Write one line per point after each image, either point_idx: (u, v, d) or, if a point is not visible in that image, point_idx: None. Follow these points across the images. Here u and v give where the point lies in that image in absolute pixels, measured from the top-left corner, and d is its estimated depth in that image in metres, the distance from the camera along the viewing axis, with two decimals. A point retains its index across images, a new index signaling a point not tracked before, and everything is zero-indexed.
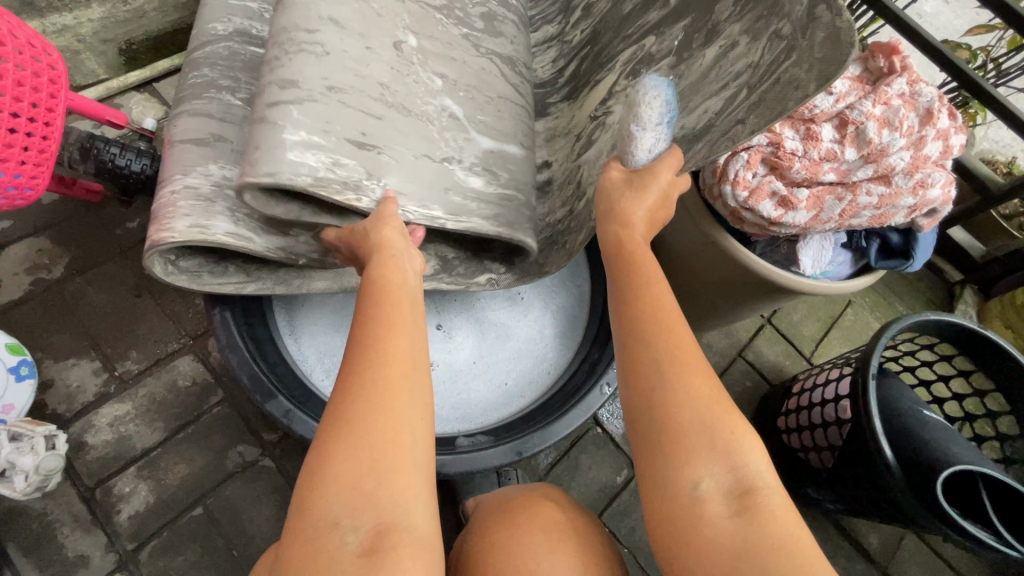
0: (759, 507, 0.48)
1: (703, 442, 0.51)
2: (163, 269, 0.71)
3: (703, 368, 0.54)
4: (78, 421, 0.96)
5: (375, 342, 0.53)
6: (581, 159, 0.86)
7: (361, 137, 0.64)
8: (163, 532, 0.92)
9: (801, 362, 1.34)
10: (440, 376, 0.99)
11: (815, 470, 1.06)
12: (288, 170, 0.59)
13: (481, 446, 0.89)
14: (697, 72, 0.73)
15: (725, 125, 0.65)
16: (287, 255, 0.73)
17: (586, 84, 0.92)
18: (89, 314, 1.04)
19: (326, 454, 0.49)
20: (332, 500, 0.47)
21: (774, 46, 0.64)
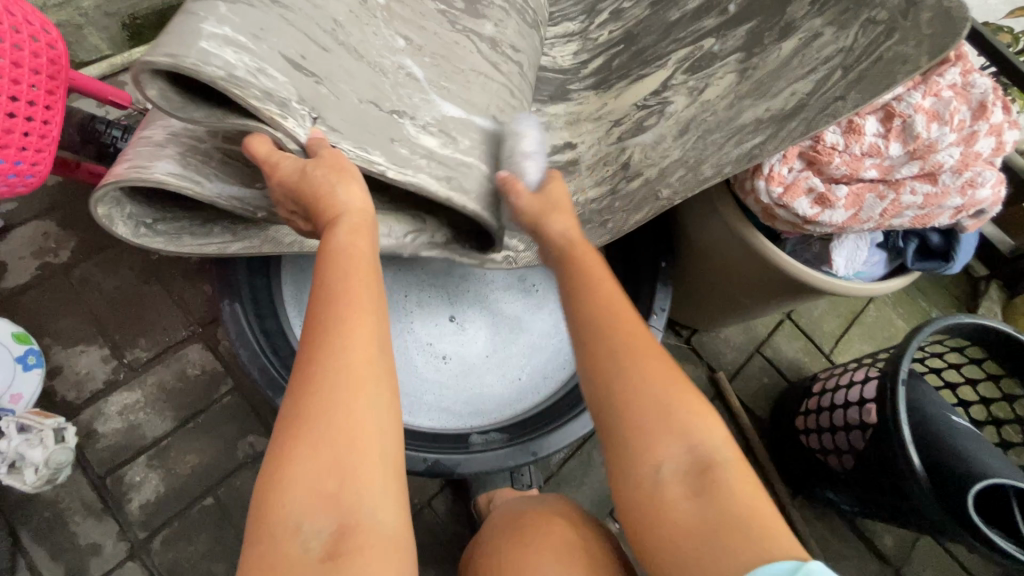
0: (714, 483, 0.48)
1: (658, 423, 0.51)
2: (133, 230, 0.66)
3: (650, 351, 0.54)
4: (88, 408, 0.95)
5: (338, 332, 0.49)
6: (633, 140, 0.86)
7: (300, 59, 0.59)
8: (174, 521, 0.92)
9: (820, 359, 1.30)
10: (453, 369, 0.97)
11: (833, 472, 1.04)
12: (199, 58, 0.51)
13: (495, 442, 0.88)
14: (775, 63, 0.77)
15: (822, 104, 0.69)
16: (244, 206, 0.65)
17: (624, 75, 0.91)
18: (98, 299, 1.02)
19: (284, 452, 0.46)
20: (293, 502, 0.45)
21: (870, 30, 0.70)
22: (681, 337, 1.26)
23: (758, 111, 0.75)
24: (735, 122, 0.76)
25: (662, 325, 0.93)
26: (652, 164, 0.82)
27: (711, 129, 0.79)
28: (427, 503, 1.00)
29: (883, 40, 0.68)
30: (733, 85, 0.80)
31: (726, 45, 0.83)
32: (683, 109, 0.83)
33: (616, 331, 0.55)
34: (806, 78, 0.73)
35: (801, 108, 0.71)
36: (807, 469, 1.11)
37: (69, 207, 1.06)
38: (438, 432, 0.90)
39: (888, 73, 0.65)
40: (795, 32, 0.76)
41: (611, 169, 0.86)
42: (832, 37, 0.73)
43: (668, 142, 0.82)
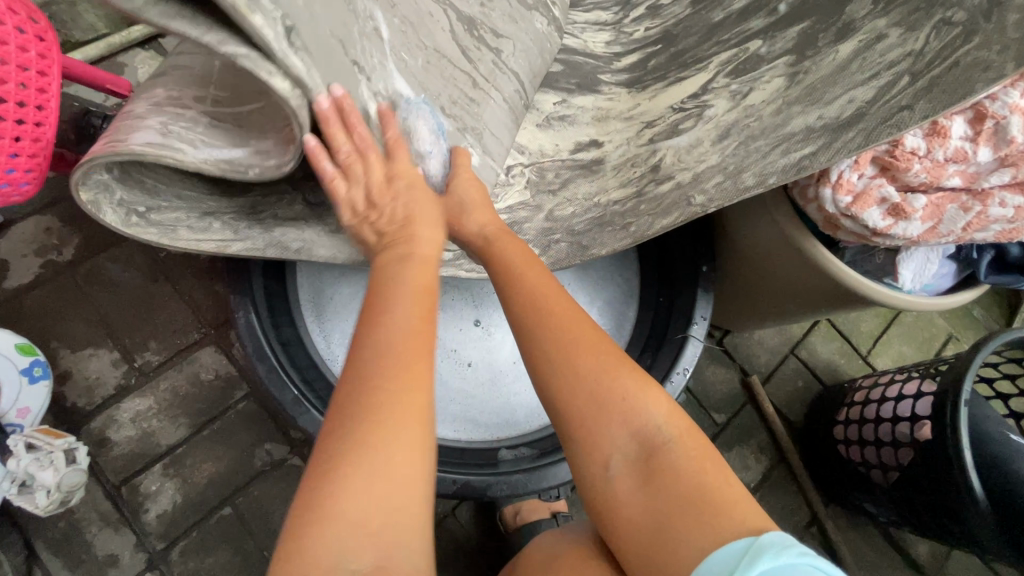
0: (661, 468, 0.52)
1: (597, 416, 0.54)
2: (124, 220, 0.59)
3: (585, 347, 0.56)
4: (99, 415, 0.91)
5: (404, 361, 0.47)
6: (669, 141, 0.77)
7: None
8: (193, 531, 0.89)
9: (857, 361, 1.24)
10: (481, 376, 0.93)
11: (876, 485, 0.99)
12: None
13: (526, 458, 0.83)
14: (828, 69, 0.67)
15: (884, 114, 0.61)
16: (232, 168, 0.53)
17: (659, 78, 0.83)
18: (106, 300, 0.97)
19: (334, 489, 0.42)
20: (338, 542, 0.42)
21: (944, 33, 0.60)
22: (713, 337, 1.21)
23: (809, 118, 0.67)
24: (780, 130, 0.69)
25: (704, 334, 0.87)
26: (686, 168, 0.75)
27: (757, 135, 0.71)
28: (451, 512, 0.96)
29: (958, 44, 0.58)
30: (782, 90, 0.71)
31: (772, 48, 0.73)
32: (723, 115, 0.75)
33: (544, 331, 0.56)
34: (875, 79, 0.64)
35: (858, 120, 0.63)
36: (844, 478, 1.07)
37: (68, 201, 1.00)
38: (467, 446, 0.87)
39: (963, 81, 0.57)
40: (855, 33, 0.66)
41: (637, 173, 0.79)
42: (898, 36, 0.63)
43: (706, 147, 0.74)
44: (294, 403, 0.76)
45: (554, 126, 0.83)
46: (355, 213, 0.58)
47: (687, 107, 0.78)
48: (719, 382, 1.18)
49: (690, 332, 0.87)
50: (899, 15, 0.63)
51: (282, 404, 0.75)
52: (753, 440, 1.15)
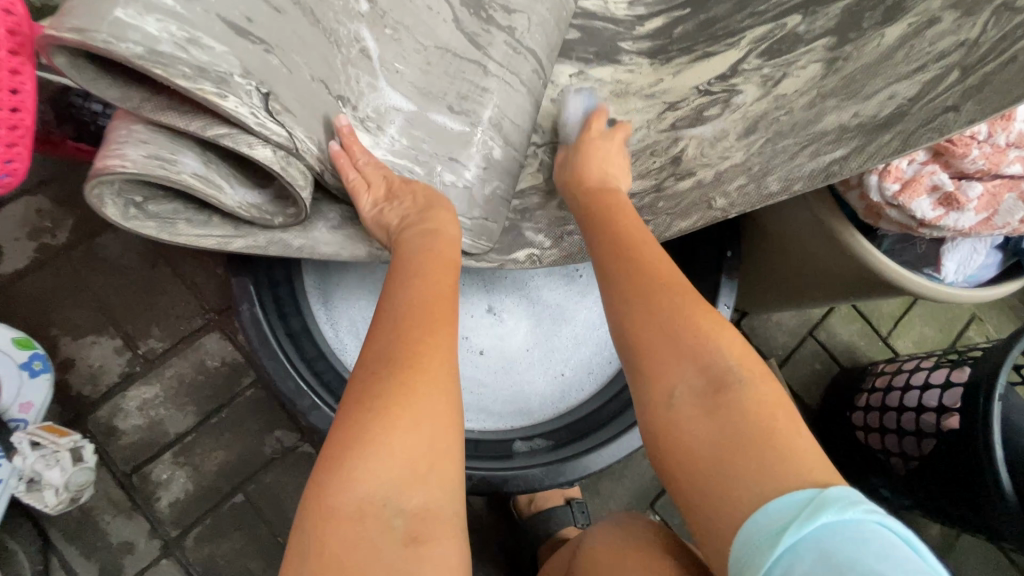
0: (729, 402, 0.48)
1: (670, 349, 0.51)
2: (122, 211, 0.56)
3: (665, 287, 0.55)
4: (105, 404, 0.90)
5: (429, 320, 0.51)
6: (689, 131, 0.73)
7: (245, 23, 0.51)
8: (206, 519, 0.89)
9: (877, 344, 1.21)
10: (492, 364, 0.89)
11: (895, 473, 0.98)
12: (114, 31, 0.44)
13: (542, 452, 0.81)
14: (871, 56, 0.62)
15: (926, 115, 0.55)
16: (260, 214, 0.59)
17: (687, 51, 0.77)
18: (106, 285, 0.94)
19: (382, 434, 0.45)
20: (371, 472, 0.44)
21: (1003, 21, 0.53)
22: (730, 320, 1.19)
23: (844, 114, 0.62)
24: (814, 127, 0.63)
25: None
26: (707, 163, 0.70)
27: (784, 133, 0.66)
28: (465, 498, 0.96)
29: (1018, 36, 0.52)
30: (816, 80, 0.66)
31: (813, 26, 0.68)
32: (754, 104, 0.70)
33: (623, 268, 0.58)
34: (921, 73, 0.58)
35: (897, 121, 0.57)
36: (860, 462, 1.05)
37: (60, 181, 0.95)
38: (479, 437, 0.84)
39: (1009, 89, 0.50)
40: (905, 14, 0.61)
41: (656, 164, 0.75)
42: (952, 23, 0.57)
43: (730, 141, 0.69)
44: (304, 404, 0.73)
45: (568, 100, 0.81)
46: (375, 205, 0.62)
47: (713, 89, 0.74)
48: None
49: None
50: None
51: (293, 400, 0.73)
52: None
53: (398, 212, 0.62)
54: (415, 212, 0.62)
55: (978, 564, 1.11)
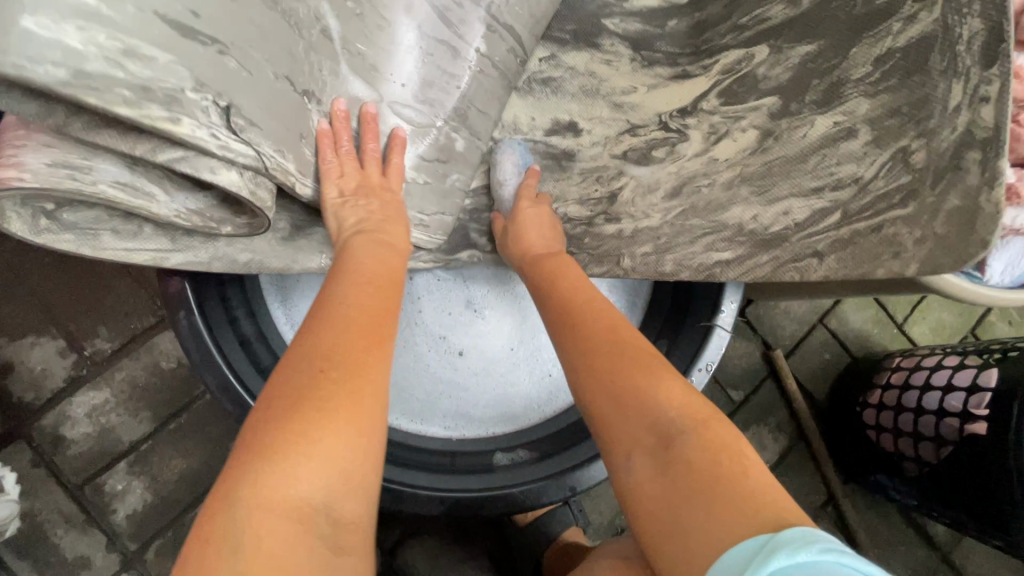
0: (677, 452, 0.43)
1: (617, 400, 0.48)
2: (33, 225, 0.48)
3: (609, 343, 0.53)
4: (51, 411, 0.82)
5: (376, 333, 0.49)
6: (633, 169, 0.70)
7: (191, 19, 0.42)
8: (167, 531, 0.83)
9: (891, 331, 1.13)
10: (473, 366, 0.81)
11: (906, 476, 0.91)
12: (22, 49, 0.36)
13: (522, 467, 0.73)
14: (793, 149, 0.60)
15: (796, 250, 0.60)
16: (204, 223, 0.50)
17: (669, 63, 0.72)
18: (43, 281, 0.85)
19: (304, 438, 0.41)
20: (312, 470, 0.40)
21: (896, 171, 0.54)
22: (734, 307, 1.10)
23: (751, 205, 0.62)
24: (719, 214, 0.64)
25: (732, 324, 0.74)
26: (632, 214, 0.69)
27: (696, 210, 0.66)
28: None
29: (893, 202, 0.54)
30: (746, 153, 0.64)
31: (773, 70, 0.64)
32: (690, 161, 0.67)
33: (564, 334, 0.57)
34: (820, 195, 0.59)
35: (778, 244, 0.61)
36: (865, 459, 0.99)
37: None
38: (455, 449, 0.77)
39: (872, 256, 0.55)
40: (840, 104, 0.58)
41: (597, 193, 0.72)
42: (862, 147, 0.56)
43: (658, 198, 0.68)
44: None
45: (535, 91, 0.74)
46: (342, 194, 0.57)
47: (671, 123, 0.70)
48: (737, 356, 1.08)
49: (716, 321, 0.74)
50: (879, 106, 0.55)
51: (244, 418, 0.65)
52: (772, 418, 1.08)
53: (359, 211, 0.57)
54: (379, 217, 0.59)
55: (983, 559, 1.07)
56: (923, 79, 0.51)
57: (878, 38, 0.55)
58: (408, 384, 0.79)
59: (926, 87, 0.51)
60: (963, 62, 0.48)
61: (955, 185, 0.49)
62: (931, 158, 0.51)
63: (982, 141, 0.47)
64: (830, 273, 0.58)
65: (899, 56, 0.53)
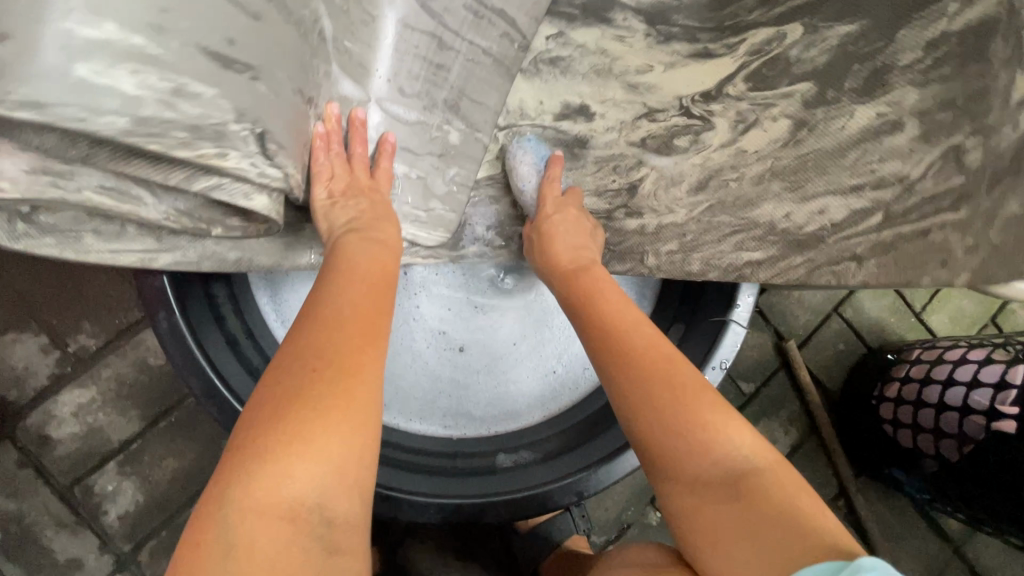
0: (751, 488, 0.41)
1: (672, 424, 0.45)
2: (8, 230, 0.45)
3: (658, 360, 0.49)
4: (36, 410, 0.79)
5: (376, 330, 0.47)
6: (653, 159, 0.68)
7: (227, 48, 0.39)
8: (162, 531, 0.80)
9: (909, 320, 1.09)
10: (477, 364, 0.77)
11: (925, 472, 0.88)
12: (83, 101, 0.33)
13: (526, 469, 0.69)
14: (831, 140, 0.60)
15: (832, 254, 0.61)
16: (196, 225, 0.45)
17: (687, 38, 0.67)
18: (20, 274, 0.80)
19: (303, 438, 0.39)
20: (307, 472, 0.39)
21: (946, 172, 0.54)
22: None
23: (783, 203, 0.62)
24: (749, 211, 0.64)
25: (747, 319, 0.70)
26: (656, 209, 0.68)
27: (725, 205, 0.65)
28: None
29: (942, 206, 0.54)
30: (776, 145, 0.63)
31: (807, 53, 0.61)
32: (717, 152, 0.65)
33: (609, 346, 0.52)
34: (859, 195, 0.59)
35: (813, 246, 0.61)
36: (879, 452, 0.96)
37: None
38: (458, 449, 0.73)
39: (918, 263, 0.56)
40: (884, 93, 0.57)
41: (616, 184, 0.70)
42: (908, 142, 0.56)
43: (683, 192, 0.67)
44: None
45: (542, 72, 0.70)
46: (329, 194, 0.55)
47: (693, 109, 0.67)
48: (749, 347, 1.05)
49: (730, 316, 0.69)
50: (938, 95, 0.54)
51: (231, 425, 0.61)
52: (783, 411, 1.04)
53: (345, 207, 0.55)
54: (371, 216, 0.56)
55: (997, 553, 1.05)
56: (978, 71, 0.51)
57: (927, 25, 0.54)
58: (409, 385, 0.75)
59: (984, 78, 0.51)
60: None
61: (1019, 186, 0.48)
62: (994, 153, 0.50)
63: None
64: (868, 279, 0.59)
65: (953, 45, 0.53)
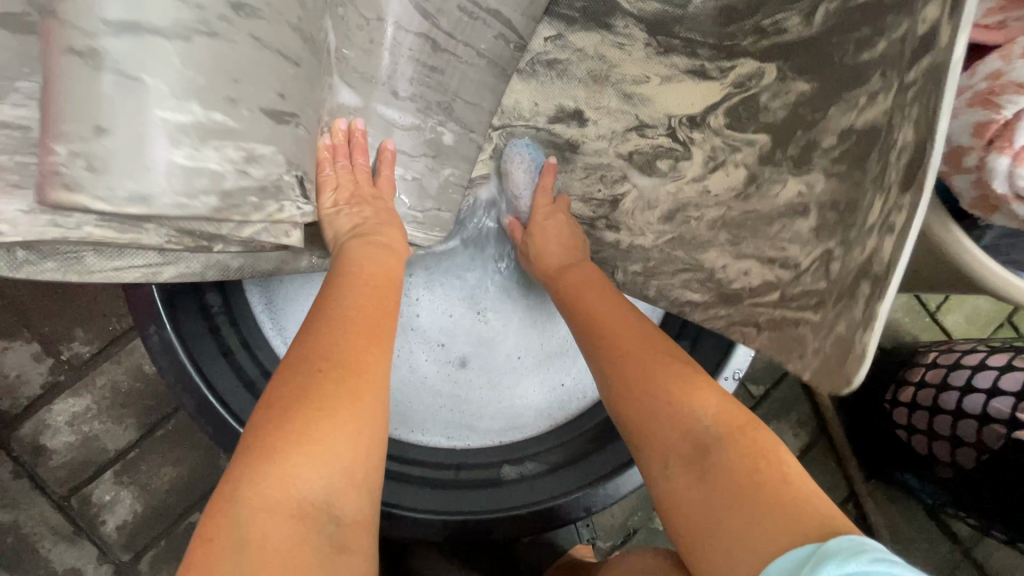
0: (713, 465, 0.45)
1: (649, 409, 0.51)
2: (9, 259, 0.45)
3: (640, 357, 0.54)
4: (29, 420, 0.78)
5: (376, 331, 0.50)
6: (636, 176, 0.66)
7: (280, 103, 0.44)
8: (161, 541, 0.79)
9: (924, 320, 1.06)
10: (476, 374, 0.73)
11: (938, 478, 0.86)
12: (179, 184, 0.38)
13: (534, 483, 0.67)
14: (768, 206, 0.57)
15: (744, 314, 0.60)
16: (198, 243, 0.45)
17: (688, 52, 0.61)
18: (11, 280, 0.78)
19: (311, 438, 0.42)
20: (313, 468, 0.42)
21: (819, 273, 0.52)
22: None
23: (724, 253, 0.60)
24: (700, 254, 0.62)
25: None
26: (631, 232, 0.67)
27: (683, 241, 0.64)
28: None
29: (807, 305, 0.53)
30: (732, 194, 0.60)
31: (774, 102, 0.57)
32: (688, 184, 0.63)
33: (598, 345, 0.58)
34: (773, 266, 0.57)
35: (734, 301, 0.60)
36: (890, 456, 0.94)
37: None
38: (461, 460, 0.70)
39: (785, 349, 0.55)
40: (803, 172, 0.54)
41: (600, 194, 0.70)
42: (809, 231, 0.54)
43: (655, 218, 0.65)
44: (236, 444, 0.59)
45: (540, 74, 0.68)
46: (335, 205, 0.57)
47: (679, 132, 0.63)
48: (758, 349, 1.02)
49: None
50: (830, 191, 0.52)
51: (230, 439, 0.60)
52: (792, 414, 1.03)
53: (348, 212, 0.58)
54: (374, 221, 0.58)
55: (1006, 556, 1.03)
56: (859, 178, 0.49)
57: (854, 107, 0.50)
58: (409, 396, 0.72)
59: (859, 191, 0.49)
60: (890, 173, 0.44)
61: (847, 312, 0.47)
62: (845, 270, 0.48)
63: (875, 275, 0.44)
64: (764, 347, 0.58)
65: (852, 141, 0.50)
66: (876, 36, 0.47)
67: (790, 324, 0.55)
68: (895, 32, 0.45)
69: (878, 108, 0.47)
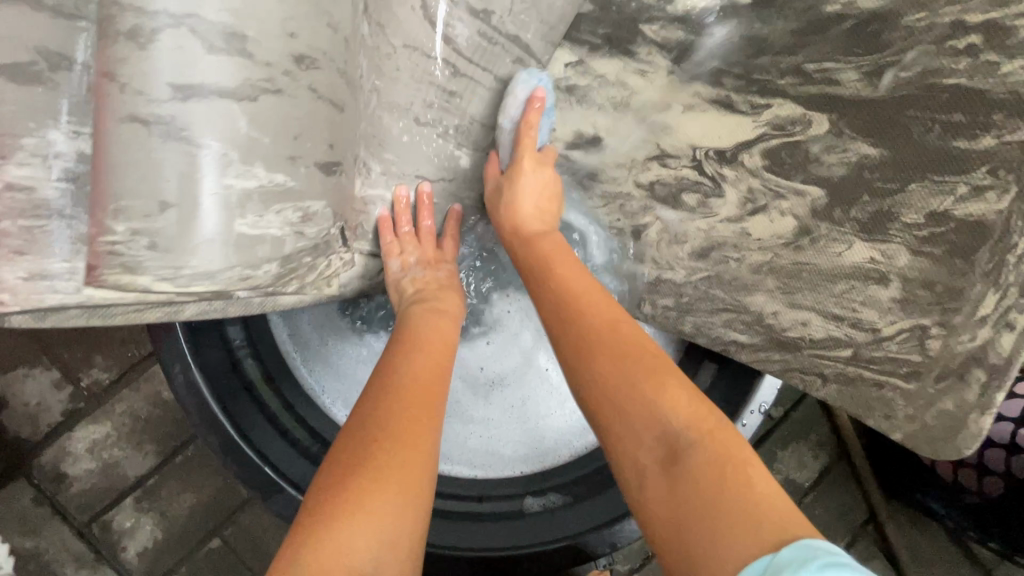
0: (685, 465, 0.39)
1: (615, 400, 0.45)
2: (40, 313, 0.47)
3: (606, 342, 0.48)
4: (49, 448, 0.78)
5: (431, 397, 0.50)
6: (660, 209, 0.64)
7: (329, 152, 0.47)
8: (181, 567, 0.79)
9: None
10: (511, 399, 0.75)
11: (958, 499, 0.85)
12: (243, 252, 0.42)
13: (555, 515, 0.65)
14: (827, 264, 0.54)
15: (804, 361, 0.58)
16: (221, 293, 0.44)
17: (715, 82, 0.59)
18: None
19: (363, 503, 0.41)
20: (367, 537, 0.40)
21: (911, 344, 0.52)
22: None
23: (775, 299, 0.58)
24: (744, 296, 0.60)
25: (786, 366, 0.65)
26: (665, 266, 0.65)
27: (722, 280, 0.61)
28: None
29: (897, 371, 0.53)
30: (780, 243, 0.57)
31: (827, 156, 0.53)
32: (723, 224, 0.60)
33: (568, 322, 0.52)
34: (841, 323, 0.55)
35: (791, 349, 0.59)
36: (909, 476, 0.92)
37: None
38: (483, 491, 0.69)
39: (865, 405, 0.56)
40: (881, 241, 0.51)
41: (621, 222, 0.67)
42: (889, 300, 0.52)
43: (685, 253, 0.63)
44: (259, 484, 0.58)
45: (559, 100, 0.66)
46: (401, 266, 0.64)
47: (705, 165, 0.60)
48: None
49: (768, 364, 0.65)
50: (917, 269, 0.50)
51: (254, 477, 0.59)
52: (812, 434, 1.02)
53: (415, 274, 0.64)
54: (432, 289, 0.64)
55: None
56: (963, 269, 0.47)
57: (943, 191, 0.47)
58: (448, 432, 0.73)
59: (963, 279, 0.48)
60: (1006, 276, 0.45)
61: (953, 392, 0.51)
62: (947, 354, 0.50)
63: (990, 365, 0.48)
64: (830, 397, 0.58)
65: (949, 231, 0.48)
66: (978, 128, 0.45)
67: (868, 384, 0.55)
68: (1006, 132, 0.44)
69: (984, 206, 0.46)
